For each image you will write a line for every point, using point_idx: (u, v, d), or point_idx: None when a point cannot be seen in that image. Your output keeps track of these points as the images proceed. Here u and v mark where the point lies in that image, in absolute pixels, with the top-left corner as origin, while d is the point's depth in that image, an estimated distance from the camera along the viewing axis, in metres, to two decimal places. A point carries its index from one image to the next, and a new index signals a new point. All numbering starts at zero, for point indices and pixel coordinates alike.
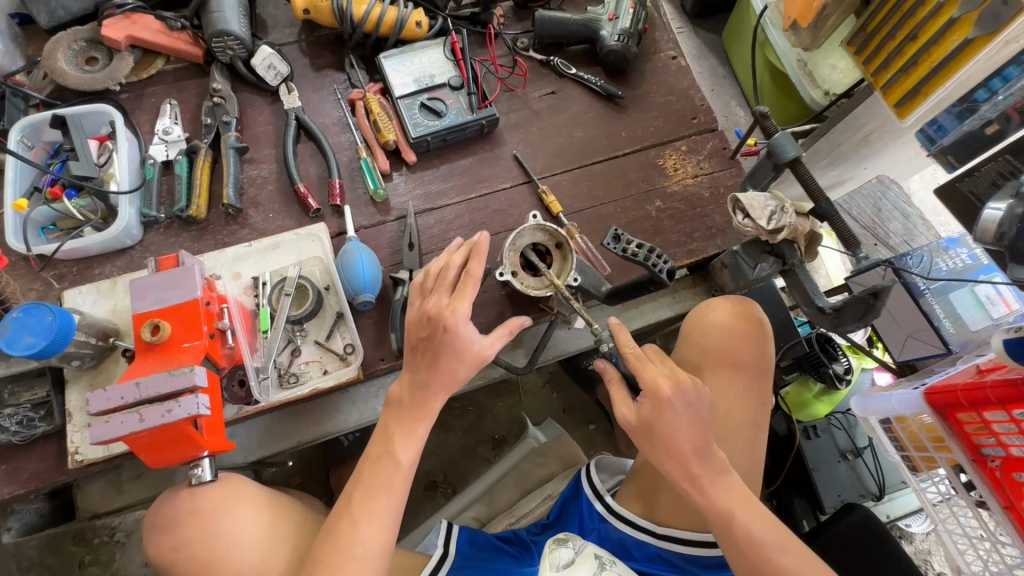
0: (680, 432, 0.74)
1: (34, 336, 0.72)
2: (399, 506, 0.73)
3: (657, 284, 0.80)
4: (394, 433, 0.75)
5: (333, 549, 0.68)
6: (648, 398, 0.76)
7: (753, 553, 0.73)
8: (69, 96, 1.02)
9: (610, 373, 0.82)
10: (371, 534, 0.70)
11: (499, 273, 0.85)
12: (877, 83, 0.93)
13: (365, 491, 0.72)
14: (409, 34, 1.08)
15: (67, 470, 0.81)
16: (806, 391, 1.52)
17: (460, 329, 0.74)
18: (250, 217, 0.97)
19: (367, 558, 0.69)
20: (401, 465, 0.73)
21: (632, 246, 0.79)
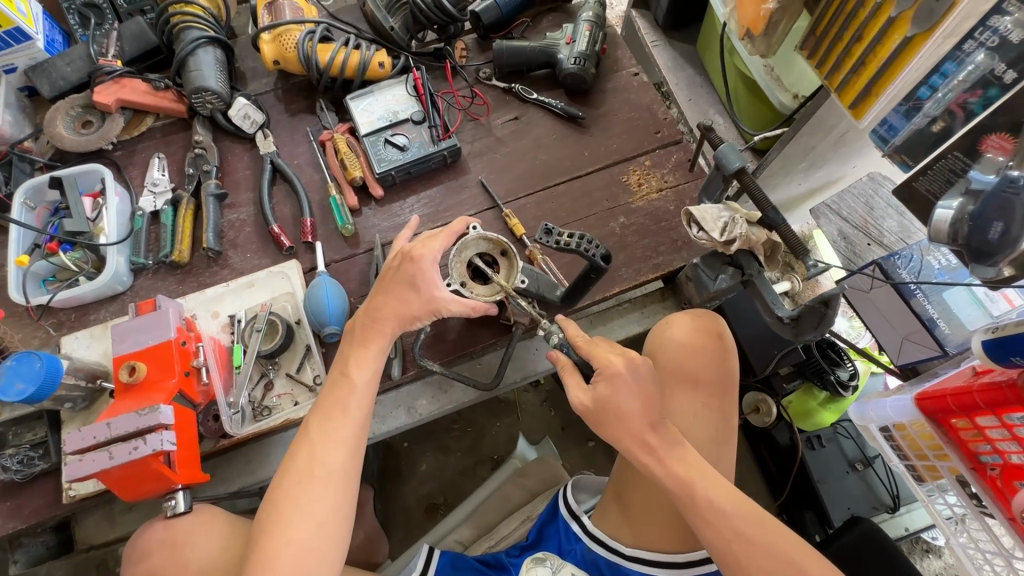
0: (629, 404, 0.74)
1: (25, 383, 0.79)
2: (358, 427, 0.75)
3: (596, 272, 0.79)
4: (352, 357, 0.78)
5: (295, 476, 0.71)
6: (604, 375, 0.75)
7: (709, 520, 0.71)
8: (70, 158, 1.11)
9: (562, 359, 0.81)
10: (330, 456, 0.72)
11: (446, 285, 0.83)
12: (831, 85, 0.91)
13: (323, 417, 0.75)
14: (374, 74, 1.13)
15: (63, 505, 0.87)
16: (810, 398, 1.40)
17: (423, 263, 0.78)
18: (230, 258, 1.03)
19: (329, 479, 0.71)
20: (355, 385, 0.76)
21: (563, 237, 0.78)
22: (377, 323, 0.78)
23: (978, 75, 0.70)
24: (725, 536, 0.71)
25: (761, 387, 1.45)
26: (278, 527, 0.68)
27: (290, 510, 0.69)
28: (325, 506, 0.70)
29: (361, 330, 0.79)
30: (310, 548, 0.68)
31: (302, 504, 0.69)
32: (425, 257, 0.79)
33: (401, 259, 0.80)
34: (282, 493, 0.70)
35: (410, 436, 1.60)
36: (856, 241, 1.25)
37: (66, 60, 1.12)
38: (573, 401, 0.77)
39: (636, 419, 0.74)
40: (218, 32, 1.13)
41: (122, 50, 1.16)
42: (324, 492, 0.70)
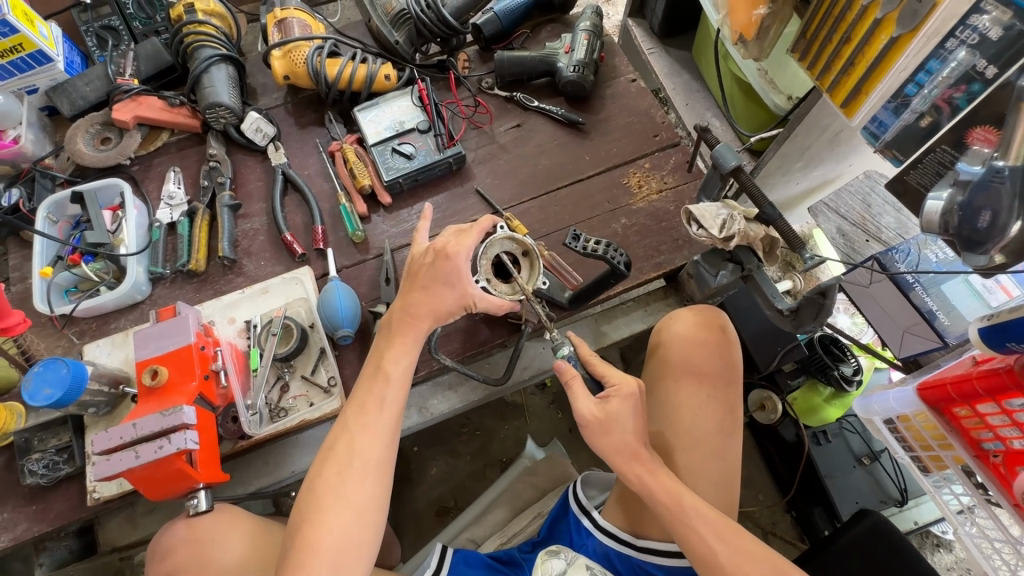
0: (629, 424, 0.77)
1: (51, 388, 0.82)
2: (393, 421, 0.77)
3: (616, 277, 0.81)
4: (385, 352, 0.80)
5: (334, 467, 0.73)
6: (618, 393, 0.78)
7: (682, 524, 0.74)
8: (89, 173, 1.15)
9: (570, 370, 0.81)
10: (368, 447, 0.74)
11: (475, 280, 0.83)
12: (822, 85, 0.93)
13: (359, 411, 0.77)
14: (380, 86, 1.18)
15: (87, 508, 0.90)
16: (816, 395, 1.39)
17: (457, 260, 0.80)
18: (245, 266, 1.07)
19: (365, 471, 0.73)
20: (391, 378, 0.79)
21: (590, 244, 0.80)
22: (406, 327, 0.81)
23: (960, 72, 0.73)
24: (708, 547, 0.73)
25: (767, 384, 1.45)
26: (319, 515, 0.70)
27: (332, 499, 0.71)
28: (362, 497, 0.72)
29: (397, 320, 0.82)
30: (348, 538, 0.70)
31: (340, 495, 0.71)
32: (459, 253, 0.80)
33: (435, 254, 0.81)
34: (322, 483, 0.72)
35: (420, 441, 1.61)
36: (854, 238, 1.28)
37: (85, 80, 1.17)
38: (580, 409, 0.77)
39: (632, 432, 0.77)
40: (230, 50, 1.17)
41: (138, 69, 1.20)
42: (364, 482, 0.73)
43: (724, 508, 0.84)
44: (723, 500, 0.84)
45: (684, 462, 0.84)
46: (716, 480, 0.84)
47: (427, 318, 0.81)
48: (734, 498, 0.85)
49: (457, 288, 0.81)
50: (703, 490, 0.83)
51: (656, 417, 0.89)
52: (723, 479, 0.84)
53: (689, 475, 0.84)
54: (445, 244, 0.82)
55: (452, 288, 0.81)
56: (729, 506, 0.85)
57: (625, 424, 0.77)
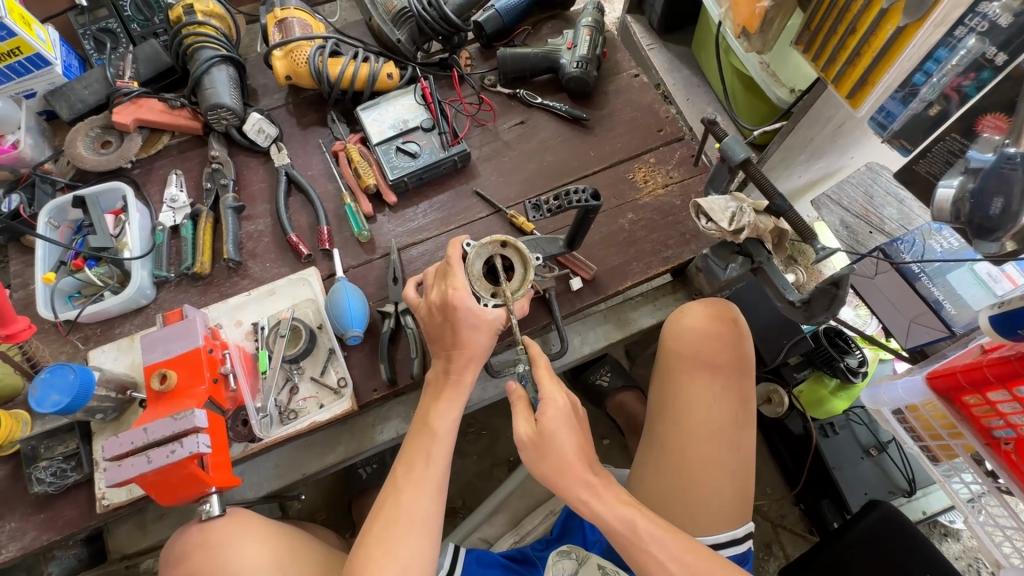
0: (566, 442, 0.76)
1: (59, 394, 0.81)
2: (442, 477, 0.77)
3: (592, 213, 0.86)
4: (432, 408, 0.81)
5: (383, 521, 0.74)
6: (551, 408, 0.77)
7: (631, 541, 0.72)
8: (90, 177, 1.14)
9: (519, 391, 0.81)
10: (423, 505, 0.75)
11: (483, 305, 0.82)
12: (828, 77, 0.93)
13: (407, 466, 0.77)
14: (383, 85, 1.17)
15: (96, 515, 0.89)
16: (821, 387, 1.41)
17: (463, 304, 0.79)
18: (250, 268, 1.06)
19: (414, 528, 0.73)
20: (437, 434, 0.79)
21: (552, 204, 0.88)
22: (448, 383, 0.82)
23: (969, 60, 0.73)
24: (664, 570, 0.71)
25: (773, 377, 1.45)
26: (372, 566, 0.70)
27: (382, 555, 0.71)
28: (410, 553, 0.72)
29: (434, 326, 0.83)
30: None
31: (389, 553, 0.71)
32: (464, 299, 0.79)
33: (439, 305, 0.81)
34: (372, 538, 0.73)
35: None
36: (858, 231, 1.26)
37: (84, 84, 1.16)
38: (516, 431, 0.77)
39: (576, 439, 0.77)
40: (230, 51, 1.16)
41: (137, 71, 1.19)
42: (417, 537, 0.73)
43: (738, 503, 0.84)
44: (737, 495, 0.84)
45: (697, 456, 0.84)
46: (730, 473, 0.84)
47: (473, 369, 0.82)
48: (749, 493, 0.85)
49: (483, 327, 0.81)
50: (717, 485, 0.83)
51: (668, 412, 0.89)
52: (737, 473, 0.84)
53: (703, 469, 0.84)
54: (444, 296, 0.80)
55: (478, 331, 0.81)
56: (743, 501, 0.85)
57: (565, 433, 0.76)
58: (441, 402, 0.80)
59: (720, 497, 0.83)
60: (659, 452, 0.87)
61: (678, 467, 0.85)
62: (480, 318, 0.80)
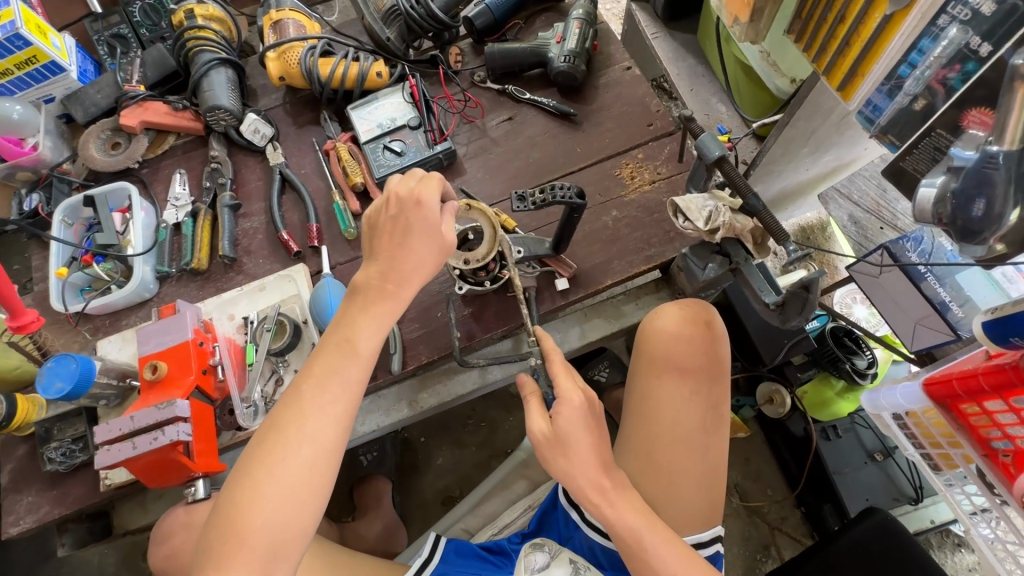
0: (553, 448, 0.76)
1: (63, 382, 0.87)
2: (351, 401, 0.71)
3: (577, 211, 0.87)
4: (355, 324, 0.73)
5: (274, 439, 0.67)
6: (565, 407, 0.75)
7: (636, 550, 0.73)
8: (102, 176, 1.21)
9: (530, 386, 0.80)
10: (321, 428, 0.68)
11: (459, 290, 0.96)
12: (819, 67, 0.90)
13: (317, 386, 0.70)
14: (372, 84, 1.19)
15: (101, 493, 0.96)
16: (828, 388, 1.37)
17: (431, 205, 0.74)
18: (244, 264, 1.11)
19: (303, 453, 0.67)
20: (360, 356, 0.72)
21: (535, 199, 0.86)
22: (383, 296, 0.74)
23: (953, 50, 0.68)
24: None
25: (776, 377, 1.41)
26: (245, 497, 0.65)
27: (264, 472, 0.66)
28: (299, 470, 0.66)
29: (388, 224, 0.76)
30: (285, 524, 0.65)
31: (269, 484, 0.65)
32: (432, 201, 0.75)
33: (406, 202, 0.75)
34: (256, 460, 0.67)
35: (427, 431, 1.65)
36: (868, 227, 1.20)
37: (97, 88, 1.23)
38: (531, 428, 0.76)
39: (589, 432, 0.76)
40: (229, 54, 1.21)
41: (145, 75, 1.25)
42: (307, 468, 0.67)
43: (705, 505, 0.84)
44: (704, 498, 0.84)
45: (666, 461, 0.84)
46: (699, 477, 0.84)
47: (414, 283, 0.75)
48: (718, 496, 0.85)
49: (438, 241, 0.75)
50: (683, 489, 0.83)
51: (638, 415, 0.88)
52: (705, 476, 0.84)
53: (669, 473, 0.84)
54: (411, 194, 0.75)
55: (432, 242, 0.75)
56: (713, 504, 0.84)
57: (580, 436, 0.75)
58: (372, 320, 0.73)
59: (687, 500, 0.83)
60: (629, 456, 0.87)
61: (646, 470, 0.85)
62: (434, 233, 0.75)
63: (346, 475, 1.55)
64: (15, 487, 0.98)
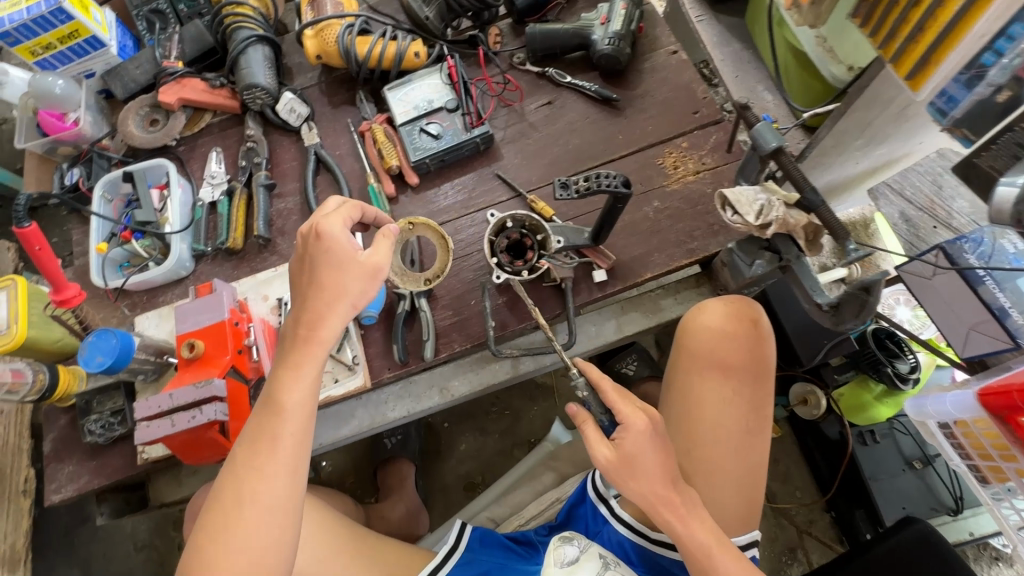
0: (632, 471, 0.75)
1: (103, 356, 0.88)
2: (297, 458, 0.68)
3: (622, 200, 0.83)
4: (280, 383, 0.70)
5: (222, 511, 0.65)
6: (629, 432, 0.75)
7: (703, 560, 0.74)
8: (141, 153, 1.21)
9: (583, 414, 0.80)
10: (274, 489, 0.66)
11: (495, 277, 0.92)
12: (886, 54, 0.84)
13: (251, 450, 0.68)
14: (409, 64, 1.16)
15: (138, 466, 0.98)
16: (865, 392, 1.30)
17: (336, 236, 0.72)
18: (279, 245, 1.10)
19: (265, 514, 0.65)
20: (289, 414, 0.69)
21: (579, 185, 0.83)
22: (308, 346, 0.71)
23: None
24: None
25: (811, 377, 1.38)
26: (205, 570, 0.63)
27: (220, 545, 0.64)
28: (260, 535, 0.65)
29: (302, 264, 0.74)
30: None
31: (223, 553, 0.63)
32: (332, 229, 0.73)
33: (307, 236, 0.74)
34: (208, 535, 0.64)
35: (450, 417, 1.65)
36: (919, 224, 1.13)
37: (136, 64, 1.23)
38: (596, 457, 0.77)
39: (655, 452, 0.76)
40: (266, 31, 1.19)
41: (183, 51, 1.24)
42: (265, 532, 0.65)
43: (745, 508, 0.81)
44: (746, 503, 0.82)
45: (710, 465, 0.82)
46: (739, 480, 0.81)
47: (331, 318, 0.72)
48: (758, 498, 0.83)
49: (355, 268, 0.72)
50: (725, 494, 0.81)
51: (680, 417, 0.85)
52: (747, 479, 0.82)
53: (708, 474, 0.81)
54: (314, 227, 0.73)
55: (347, 270, 0.72)
56: (753, 508, 0.82)
57: (648, 458, 0.75)
58: (301, 376, 0.70)
59: (727, 502, 0.81)
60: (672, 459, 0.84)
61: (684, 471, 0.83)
62: (348, 261, 0.72)
63: (370, 457, 1.56)
64: (57, 455, 1.00)
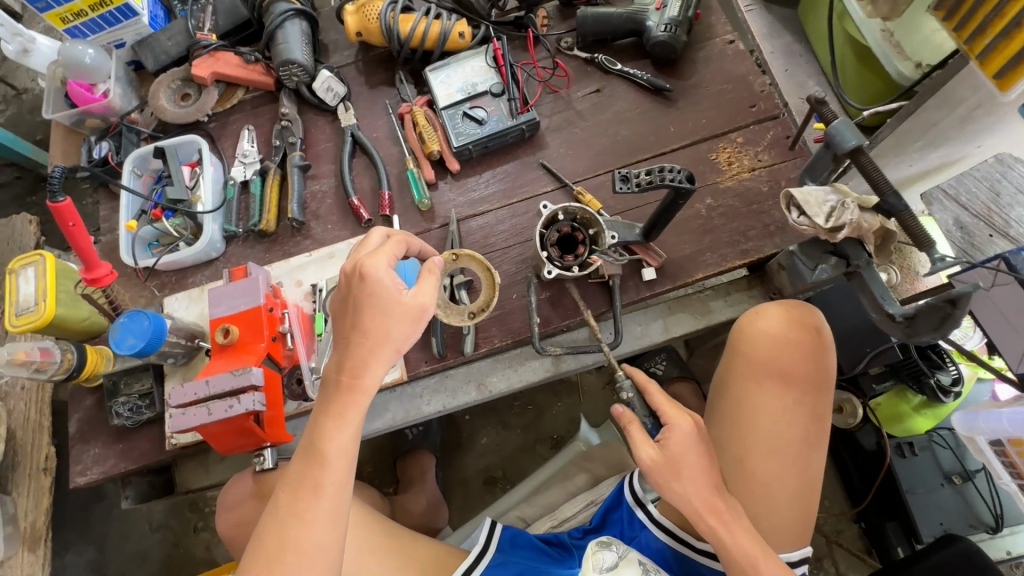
0: (673, 471, 0.73)
1: (135, 338, 0.85)
2: (340, 505, 0.67)
3: (683, 196, 0.78)
4: (322, 429, 0.68)
5: (265, 559, 0.64)
6: (675, 433, 0.74)
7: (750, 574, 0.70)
8: (171, 128, 1.17)
9: (628, 414, 0.77)
10: (320, 536, 0.65)
11: (547, 272, 0.88)
12: (973, 51, 0.82)
13: (294, 497, 0.66)
14: (453, 45, 1.11)
15: (166, 451, 0.96)
16: (903, 402, 1.27)
17: (378, 278, 0.69)
18: (312, 228, 1.07)
19: (311, 560, 0.64)
20: (330, 462, 0.67)
21: (640, 178, 0.78)
22: (348, 392, 0.69)
23: None
24: None
25: (848, 385, 1.32)
26: None
27: None
28: None
29: (344, 304, 0.72)
30: None
31: None
32: (377, 270, 0.70)
33: (351, 277, 0.71)
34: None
35: (472, 409, 1.63)
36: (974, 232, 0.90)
37: (168, 35, 1.18)
38: (640, 457, 0.74)
39: (699, 454, 0.74)
40: (304, 4, 1.14)
41: (216, 24, 1.19)
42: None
43: (801, 524, 0.78)
44: (799, 517, 0.78)
45: (763, 476, 0.78)
46: (794, 494, 0.78)
47: (371, 365, 0.69)
48: (813, 512, 0.79)
49: (398, 311, 0.70)
50: (779, 508, 0.78)
51: (731, 423, 0.82)
52: (802, 493, 0.78)
53: (761, 484, 0.78)
54: (358, 267, 0.71)
55: (390, 314, 0.69)
56: (807, 524, 0.79)
57: (691, 462, 0.73)
58: (344, 424, 0.68)
59: (780, 515, 0.78)
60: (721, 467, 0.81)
61: (735, 480, 0.80)
62: (392, 307, 0.69)
63: (391, 447, 1.54)
64: (82, 437, 0.98)
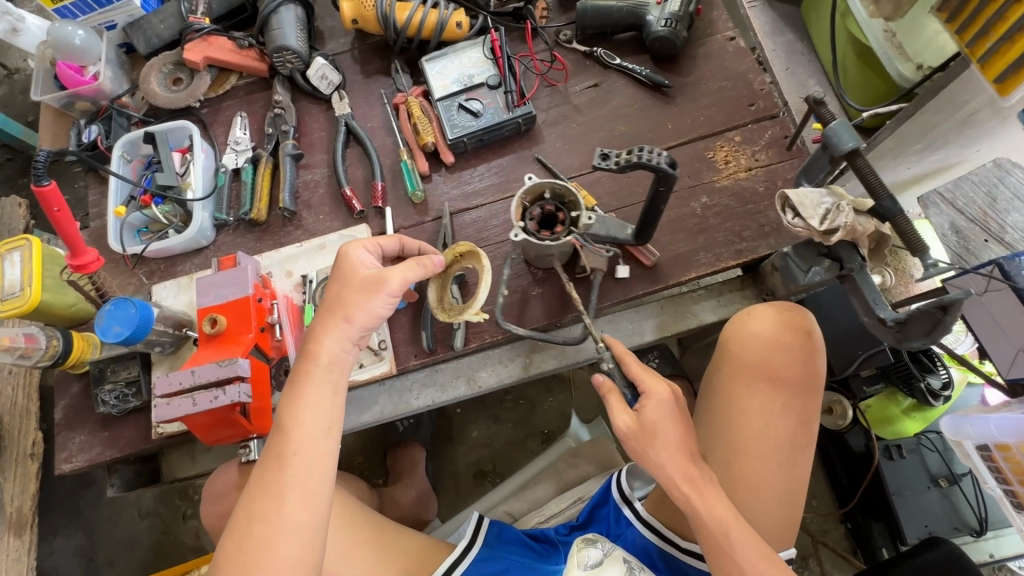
0: (648, 437, 0.72)
1: (121, 326, 0.84)
2: (310, 480, 0.69)
3: (666, 182, 0.74)
4: (291, 405, 0.71)
5: (236, 533, 0.66)
6: (652, 400, 0.73)
7: (724, 548, 0.70)
8: (162, 113, 1.16)
9: (609, 384, 0.76)
10: (292, 512, 0.67)
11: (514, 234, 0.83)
12: (974, 54, 0.81)
13: (262, 470, 0.69)
14: (450, 35, 1.09)
15: (153, 440, 0.95)
16: (893, 404, 1.29)
17: (356, 258, 0.77)
18: (304, 218, 1.05)
19: (282, 534, 0.66)
20: (300, 437, 0.70)
21: (622, 156, 0.73)
22: (317, 368, 0.73)
23: None
24: None
25: (839, 387, 1.33)
26: None
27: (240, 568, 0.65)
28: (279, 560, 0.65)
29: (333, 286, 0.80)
30: None
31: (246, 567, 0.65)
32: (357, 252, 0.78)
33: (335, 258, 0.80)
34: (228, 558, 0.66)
35: (464, 403, 1.63)
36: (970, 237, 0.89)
37: (160, 17, 1.16)
38: (615, 424, 0.73)
39: (675, 421, 0.74)
40: None
41: (210, 7, 1.17)
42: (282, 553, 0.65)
43: (784, 525, 0.79)
44: (782, 514, 0.78)
45: (748, 472, 0.78)
46: (778, 495, 0.78)
47: (325, 331, 0.74)
48: (797, 514, 0.80)
49: (361, 284, 0.75)
50: (764, 507, 0.77)
51: (719, 419, 0.82)
52: (786, 495, 0.79)
53: (745, 481, 0.78)
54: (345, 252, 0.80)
55: (354, 286, 0.75)
56: (790, 525, 0.79)
57: (668, 429, 0.73)
58: (314, 400, 0.72)
59: (764, 513, 0.78)
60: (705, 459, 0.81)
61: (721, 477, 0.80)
62: (360, 282, 0.75)
63: (382, 439, 1.54)
64: (68, 424, 0.97)
